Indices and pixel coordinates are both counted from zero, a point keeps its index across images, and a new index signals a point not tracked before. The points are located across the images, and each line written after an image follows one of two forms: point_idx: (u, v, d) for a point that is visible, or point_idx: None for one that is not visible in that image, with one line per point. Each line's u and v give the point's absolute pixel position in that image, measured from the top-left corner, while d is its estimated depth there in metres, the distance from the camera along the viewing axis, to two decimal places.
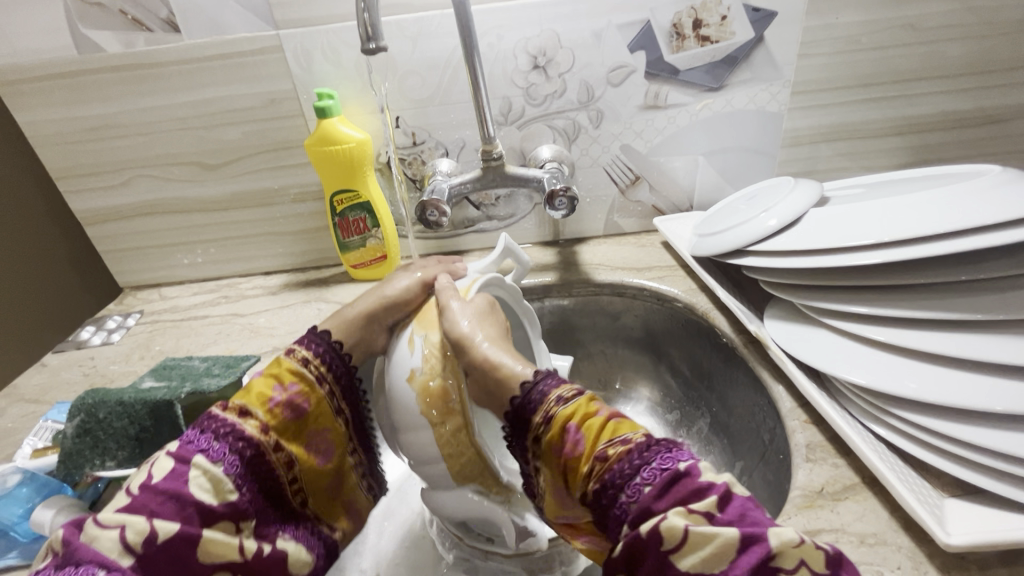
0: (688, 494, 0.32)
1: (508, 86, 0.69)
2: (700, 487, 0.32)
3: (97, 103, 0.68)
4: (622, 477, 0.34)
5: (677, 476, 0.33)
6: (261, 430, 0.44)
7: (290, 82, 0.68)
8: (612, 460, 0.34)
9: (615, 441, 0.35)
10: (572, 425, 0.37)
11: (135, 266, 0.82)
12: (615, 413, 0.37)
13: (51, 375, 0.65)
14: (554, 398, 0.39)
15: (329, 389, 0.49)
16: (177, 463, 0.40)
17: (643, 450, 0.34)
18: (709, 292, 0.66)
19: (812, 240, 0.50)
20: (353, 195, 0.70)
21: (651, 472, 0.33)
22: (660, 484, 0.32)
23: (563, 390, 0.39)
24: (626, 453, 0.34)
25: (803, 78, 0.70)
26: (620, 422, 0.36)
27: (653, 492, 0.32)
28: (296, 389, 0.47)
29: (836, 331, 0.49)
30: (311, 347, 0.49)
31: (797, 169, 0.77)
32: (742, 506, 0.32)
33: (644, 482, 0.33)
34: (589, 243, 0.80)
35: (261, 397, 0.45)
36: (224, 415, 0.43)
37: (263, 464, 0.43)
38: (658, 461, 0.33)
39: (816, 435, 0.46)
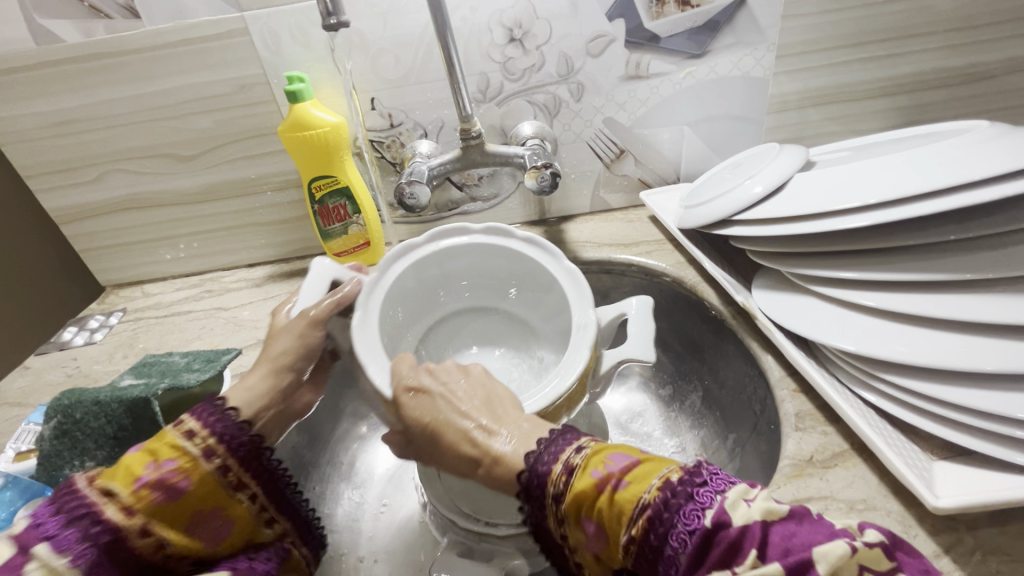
0: (727, 552, 0.29)
1: (485, 61, 0.67)
2: (735, 541, 0.29)
3: (61, 97, 0.66)
4: (655, 550, 0.31)
5: (706, 536, 0.30)
6: (125, 514, 0.37)
7: (258, 67, 0.66)
8: (638, 540, 0.31)
9: (634, 517, 0.32)
10: (588, 514, 0.33)
11: (115, 264, 0.80)
12: (619, 476, 0.33)
13: (34, 378, 0.64)
14: (553, 497, 0.35)
15: (222, 463, 0.40)
16: (17, 552, 0.34)
17: (661, 513, 0.31)
18: (697, 265, 0.65)
19: (798, 205, 0.49)
20: (331, 180, 0.68)
21: (679, 538, 0.30)
22: (694, 549, 0.30)
23: (555, 480, 0.34)
24: (648, 526, 0.31)
25: (788, 41, 0.68)
26: (623, 492, 0.32)
27: (690, 559, 0.30)
28: (173, 465, 0.38)
29: (823, 298, 0.48)
30: (202, 419, 0.41)
31: (784, 135, 0.75)
32: (785, 540, 0.29)
33: (677, 551, 0.30)
34: (576, 220, 0.79)
35: (129, 474, 0.38)
36: (82, 494, 0.37)
37: (124, 551, 0.36)
38: (683, 523, 0.30)
39: (805, 404, 0.45)
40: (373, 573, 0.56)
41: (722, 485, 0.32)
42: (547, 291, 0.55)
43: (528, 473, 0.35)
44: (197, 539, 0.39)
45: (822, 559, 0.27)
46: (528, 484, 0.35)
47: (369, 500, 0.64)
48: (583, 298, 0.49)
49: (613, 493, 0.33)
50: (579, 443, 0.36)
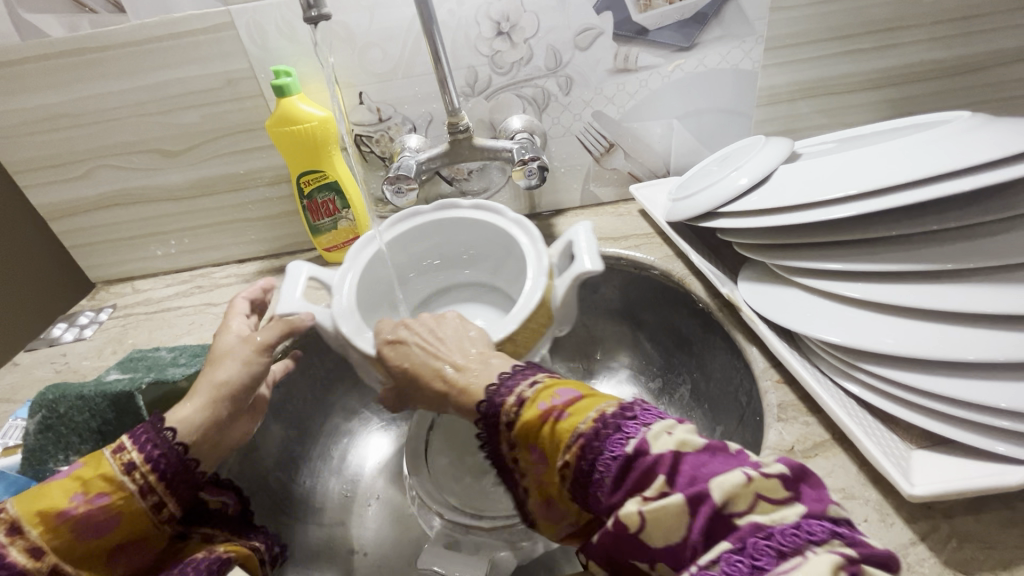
0: (642, 477, 0.31)
1: (473, 55, 0.66)
2: (649, 468, 0.30)
3: (47, 92, 0.66)
4: (586, 475, 0.33)
5: (625, 462, 0.31)
6: (32, 555, 0.36)
7: (245, 61, 0.66)
8: (571, 465, 0.33)
9: (567, 444, 0.33)
10: (534, 444, 0.36)
11: (105, 260, 0.80)
12: (562, 408, 0.35)
13: (23, 374, 0.64)
14: (504, 421, 0.37)
15: (157, 499, 0.40)
16: None
17: (594, 440, 0.33)
18: (685, 258, 0.65)
19: (783, 197, 0.49)
20: (319, 175, 0.68)
21: (603, 463, 0.32)
22: (616, 472, 0.31)
23: (507, 410, 0.37)
24: (581, 452, 0.33)
25: (777, 33, 0.68)
26: (563, 421, 0.34)
27: (611, 484, 0.32)
28: (103, 501, 0.38)
29: (809, 290, 0.48)
30: (145, 449, 0.40)
31: (774, 128, 0.75)
32: (693, 468, 0.30)
33: (603, 475, 0.32)
34: (566, 214, 0.79)
35: (49, 511, 0.37)
36: None
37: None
38: (607, 449, 0.32)
39: (788, 394, 0.45)
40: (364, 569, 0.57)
41: (649, 419, 0.33)
42: (510, 251, 0.58)
43: (487, 402, 0.38)
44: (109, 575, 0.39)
45: (720, 486, 0.28)
46: (487, 413, 0.38)
47: (357, 493, 0.64)
48: (535, 241, 0.52)
49: (555, 421, 0.34)
50: (535, 377, 0.38)
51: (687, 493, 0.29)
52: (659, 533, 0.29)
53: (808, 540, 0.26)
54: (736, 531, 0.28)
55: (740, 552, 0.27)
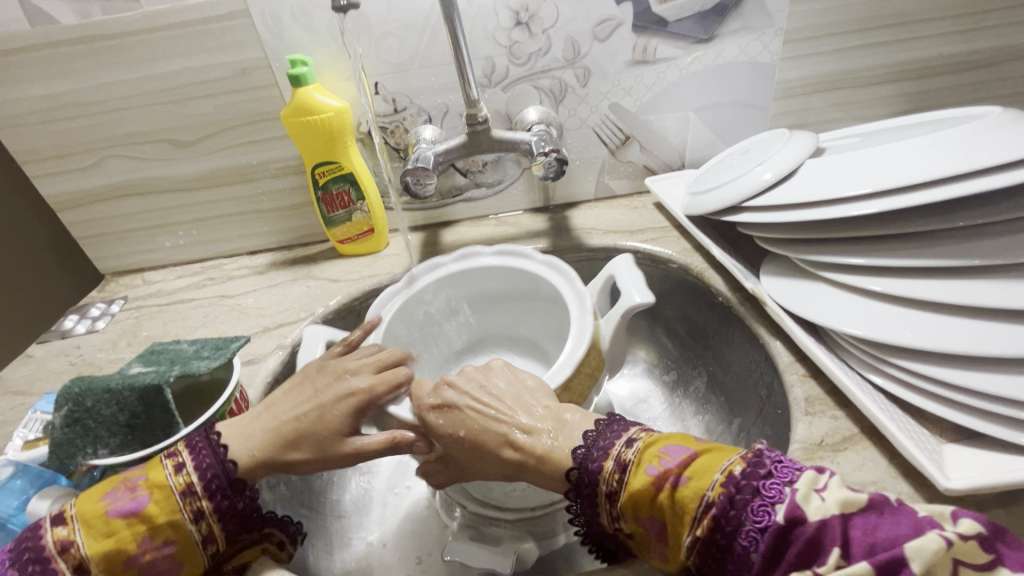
0: (804, 548, 0.30)
1: (491, 45, 0.66)
2: (816, 537, 0.30)
3: (58, 80, 0.65)
4: (719, 547, 0.33)
5: (781, 532, 0.31)
6: None
7: (260, 49, 0.65)
8: (702, 539, 0.33)
9: (697, 517, 0.33)
10: (646, 512, 0.35)
11: (115, 251, 0.79)
12: (676, 472, 0.35)
13: (37, 366, 0.64)
14: (605, 491, 0.37)
15: (213, 550, 0.40)
16: None
17: (727, 513, 0.32)
18: (704, 251, 0.65)
19: (808, 191, 0.49)
20: (335, 167, 0.68)
21: (750, 535, 0.31)
22: (766, 547, 0.31)
23: (607, 478, 0.37)
24: (712, 526, 0.33)
25: (796, 26, 0.67)
26: (681, 492, 0.34)
27: (761, 556, 0.31)
28: (167, 551, 0.38)
29: (833, 284, 0.48)
30: (215, 500, 0.40)
31: (790, 121, 0.75)
32: (868, 534, 0.30)
33: (748, 547, 0.31)
34: (580, 207, 0.78)
35: (120, 552, 0.37)
36: (59, 566, 0.36)
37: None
38: (752, 520, 0.32)
39: (814, 389, 0.45)
40: (383, 558, 0.57)
41: (788, 477, 0.33)
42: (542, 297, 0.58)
43: (578, 470, 0.38)
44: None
45: (917, 554, 0.28)
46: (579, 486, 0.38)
47: (375, 487, 0.64)
48: (570, 278, 0.54)
49: (672, 489, 0.34)
50: (630, 441, 0.38)
51: (879, 564, 0.28)
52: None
53: None
54: None
55: None
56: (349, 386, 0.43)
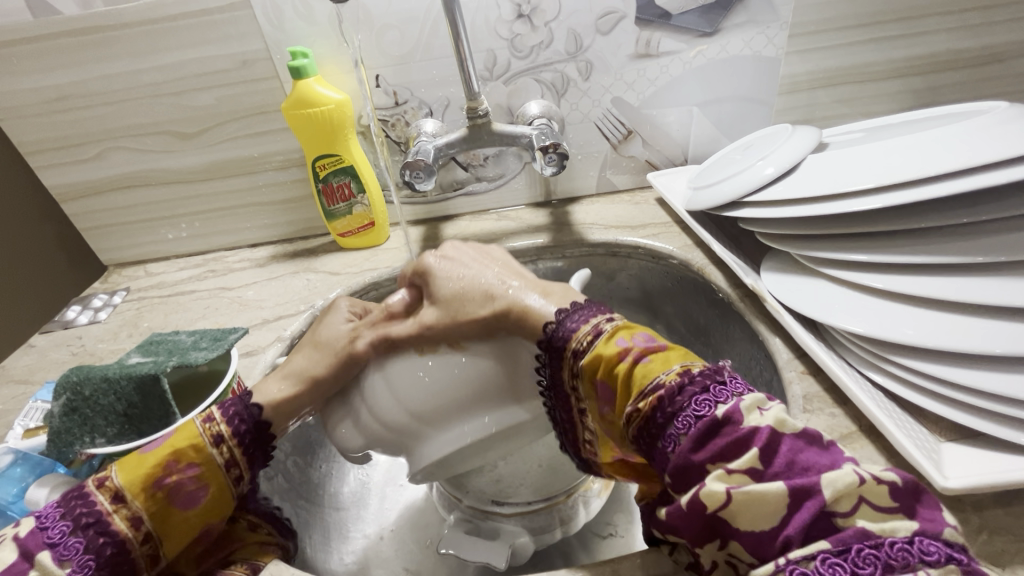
0: (728, 446, 0.30)
1: (492, 38, 0.65)
2: (742, 438, 0.30)
3: (60, 71, 0.65)
4: (658, 425, 0.33)
5: (714, 426, 0.31)
6: (131, 522, 0.36)
7: (261, 41, 0.65)
8: (643, 411, 0.34)
9: (645, 392, 0.34)
10: (602, 378, 0.37)
11: (117, 243, 0.79)
12: (642, 351, 0.36)
13: (39, 356, 0.64)
14: (573, 351, 0.38)
15: (238, 474, 0.42)
16: (20, 558, 0.33)
17: (673, 395, 0.33)
18: (705, 247, 0.64)
19: (809, 188, 0.48)
20: (335, 159, 0.67)
21: (685, 419, 0.32)
22: (696, 434, 0.31)
23: (580, 338, 0.38)
24: (656, 402, 0.33)
25: (802, 19, 0.66)
26: (648, 364, 0.35)
27: (689, 441, 0.31)
28: (193, 472, 0.39)
29: (835, 280, 0.48)
30: (231, 425, 0.42)
31: (795, 117, 0.74)
32: (792, 452, 0.29)
33: (679, 430, 0.32)
34: (582, 202, 0.78)
35: (146, 476, 0.38)
36: (96, 498, 0.36)
37: (125, 565, 0.36)
38: (693, 408, 0.32)
39: (813, 386, 0.45)
40: (380, 550, 0.58)
41: (736, 387, 0.33)
42: None
43: (555, 325, 0.40)
44: (182, 552, 0.39)
45: (833, 485, 0.28)
46: (551, 342, 0.39)
47: (373, 481, 0.65)
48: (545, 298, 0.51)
49: (632, 363, 0.36)
50: (603, 322, 0.39)
51: (794, 483, 0.28)
52: (745, 518, 0.28)
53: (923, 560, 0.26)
54: (837, 533, 0.27)
55: (841, 556, 0.26)
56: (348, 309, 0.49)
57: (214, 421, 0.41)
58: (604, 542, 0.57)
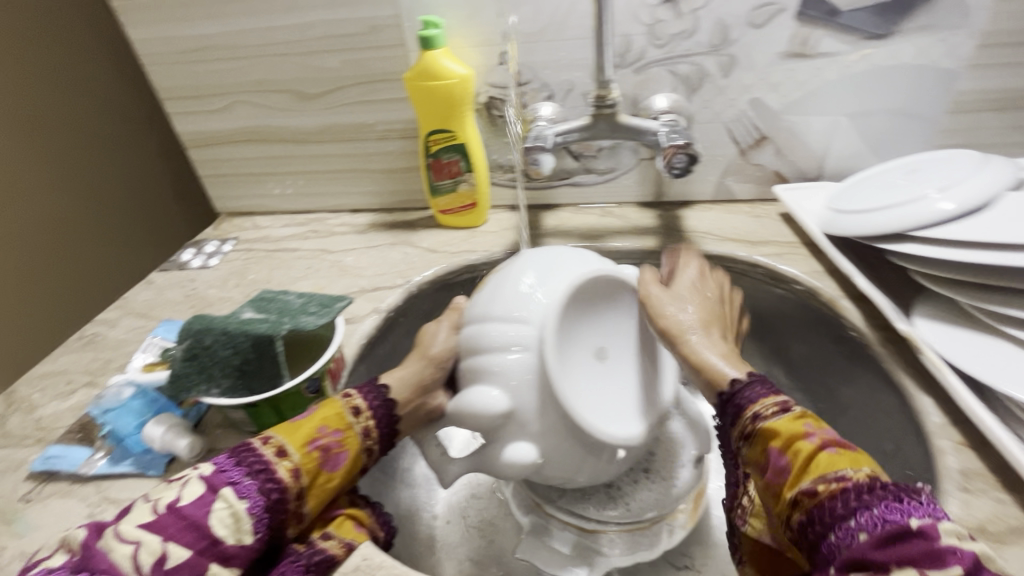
0: (921, 555, 0.27)
1: (631, 22, 0.61)
2: (938, 552, 0.27)
3: (204, 23, 0.67)
4: (833, 515, 0.30)
5: (904, 532, 0.28)
6: (292, 475, 0.37)
7: (394, 7, 0.64)
8: (818, 495, 0.31)
9: (827, 477, 0.31)
10: (773, 453, 0.35)
11: (230, 192, 0.83)
12: (830, 441, 0.33)
13: (157, 293, 0.68)
14: (752, 412, 0.37)
15: (369, 449, 0.42)
16: (206, 490, 0.34)
17: (861, 492, 0.30)
18: (837, 276, 0.58)
19: (1000, 232, 0.41)
20: (449, 135, 0.66)
21: (870, 520, 0.29)
22: (880, 535, 0.28)
23: (768, 405, 0.37)
24: (840, 492, 0.30)
25: (997, 28, 0.57)
26: (834, 456, 0.33)
27: (868, 539, 0.28)
28: (339, 437, 0.40)
29: (1019, 344, 0.41)
30: (367, 398, 0.43)
31: (961, 141, 0.65)
32: None
33: (859, 527, 0.29)
34: (694, 207, 0.72)
35: (303, 436, 0.39)
36: (260, 450, 0.37)
37: (282, 514, 0.36)
38: (882, 510, 0.29)
39: (972, 461, 0.39)
40: (446, 537, 0.57)
41: (939, 509, 0.29)
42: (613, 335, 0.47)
43: (741, 384, 0.39)
44: (317, 511, 0.38)
45: None
46: (727, 405, 0.39)
47: None
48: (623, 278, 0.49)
49: (816, 448, 0.33)
50: (786, 402, 0.37)
51: None
52: None
53: None
54: None
55: None
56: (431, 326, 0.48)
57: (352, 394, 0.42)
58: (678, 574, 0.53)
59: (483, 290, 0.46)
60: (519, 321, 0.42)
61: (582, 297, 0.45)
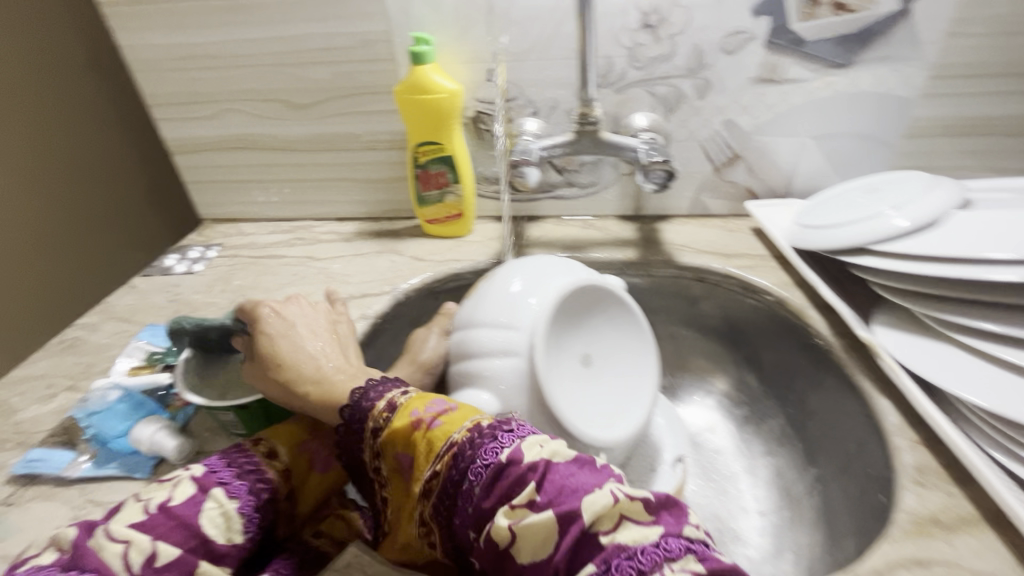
0: (512, 485, 0.31)
1: (613, 45, 0.64)
2: (522, 476, 0.31)
3: (195, 32, 0.68)
4: (453, 485, 0.33)
5: (502, 468, 0.32)
6: (282, 474, 0.39)
7: (385, 23, 0.66)
8: (440, 475, 0.34)
9: (439, 454, 0.34)
10: (400, 451, 0.37)
11: (215, 199, 0.83)
12: (433, 417, 0.36)
13: (140, 298, 0.68)
14: (381, 405, 0.39)
15: None
16: (197, 491, 0.35)
17: (465, 450, 0.33)
18: (805, 287, 0.61)
19: (949, 247, 0.45)
20: (437, 148, 0.68)
21: (473, 471, 0.32)
22: (486, 482, 0.32)
23: (375, 416, 0.38)
24: (452, 462, 0.34)
25: (946, 61, 0.62)
26: (434, 432, 0.35)
27: (481, 491, 0.32)
28: (328, 440, 0.43)
29: (967, 349, 0.44)
30: None
31: (916, 164, 0.70)
32: (562, 478, 0.30)
33: (474, 483, 0.32)
34: (672, 221, 0.76)
35: (291, 438, 0.41)
36: (251, 451, 0.39)
37: (271, 514, 0.37)
38: (479, 458, 0.33)
39: (926, 458, 0.42)
40: None
41: (524, 432, 0.34)
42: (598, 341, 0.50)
43: (351, 408, 0.40)
44: (308, 511, 0.41)
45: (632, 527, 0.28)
46: (354, 416, 0.39)
47: None
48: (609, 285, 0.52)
49: (419, 431, 0.36)
50: (406, 389, 0.40)
51: (561, 509, 0.29)
52: (526, 549, 0.29)
53: (665, 558, 0.27)
54: (602, 552, 0.28)
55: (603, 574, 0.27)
56: (424, 333, 0.51)
57: None
58: None
59: (475, 296, 0.48)
60: (507, 328, 0.44)
61: (570, 304, 0.47)
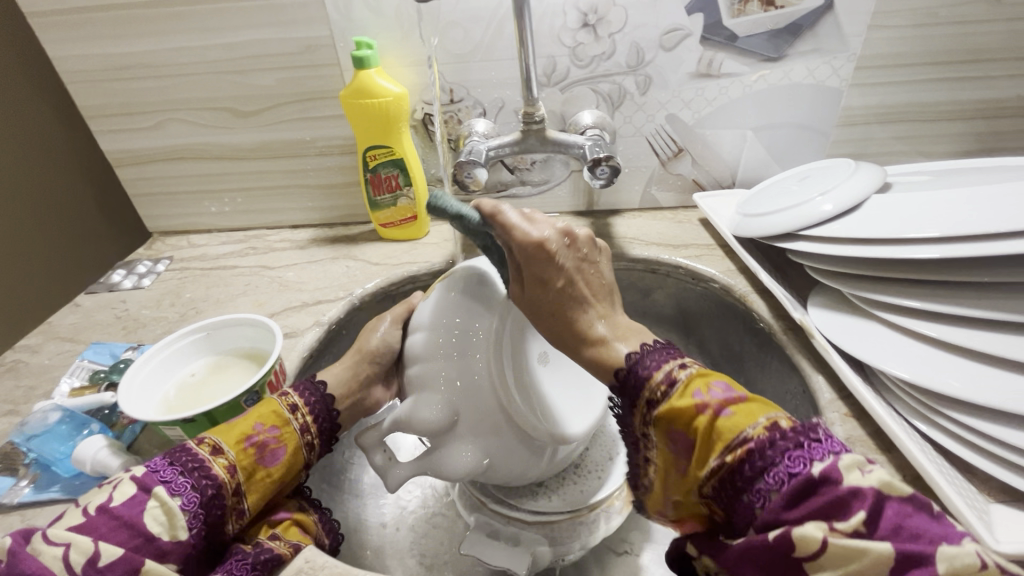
0: (829, 506, 0.31)
1: (555, 44, 0.65)
2: (843, 500, 0.31)
3: (130, 41, 0.67)
4: (744, 478, 0.34)
5: (813, 483, 0.32)
6: (228, 471, 0.39)
7: (326, 28, 0.65)
8: (728, 466, 0.35)
9: (732, 444, 0.35)
10: (676, 429, 0.38)
11: (163, 211, 0.81)
12: (721, 404, 0.37)
13: (85, 316, 0.66)
14: (661, 378, 0.40)
15: (308, 442, 0.45)
16: (139, 490, 0.35)
17: (764, 450, 0.34)
18: (748, 274, 0.64)
19: (870, 229, 0.48)
20: (386, 151, 0.68)
21: (775, 477, 0.33)
22: (790, 490, 0.33)
23: (652, 386, 0.40)
24: (758, 453, 0.34)
25: (870, 52, 0.65)
26: (724, 420, 0.36)
27: (779, 497, 0.33)
28: (276, 433, 0.42)
29: (889, 326, 0.47)
30: (303, 396, 0.47)
31: (850, 151, 0.73)
32: (898, 516, 0.30)
33: (769, 487, 0.33)
34: (623, 215, 0.77)
35: (239, 434, 0.41)
36: (195, 448, 0.39)
37: (218, 509, 0.37)
38: (787, 465, 0.33)
39: (856, 429, 0.44)
40: (396, 542, 0.58)
41: (838, 446, 0.33)
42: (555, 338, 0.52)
43: (634, 362, 0.42)
44: (258, 507, 0.41)
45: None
46: (627, 377, 0.42)
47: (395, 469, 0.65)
48: None
49: (711, 417, 0.37)
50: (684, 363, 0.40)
51: (903, 549, 0.29)
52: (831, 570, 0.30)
53: None
54: None
55: None
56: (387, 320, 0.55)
57: (289, 393, 0.45)
58: (620, 558, 0.57)
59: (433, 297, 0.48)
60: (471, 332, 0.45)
61: None
